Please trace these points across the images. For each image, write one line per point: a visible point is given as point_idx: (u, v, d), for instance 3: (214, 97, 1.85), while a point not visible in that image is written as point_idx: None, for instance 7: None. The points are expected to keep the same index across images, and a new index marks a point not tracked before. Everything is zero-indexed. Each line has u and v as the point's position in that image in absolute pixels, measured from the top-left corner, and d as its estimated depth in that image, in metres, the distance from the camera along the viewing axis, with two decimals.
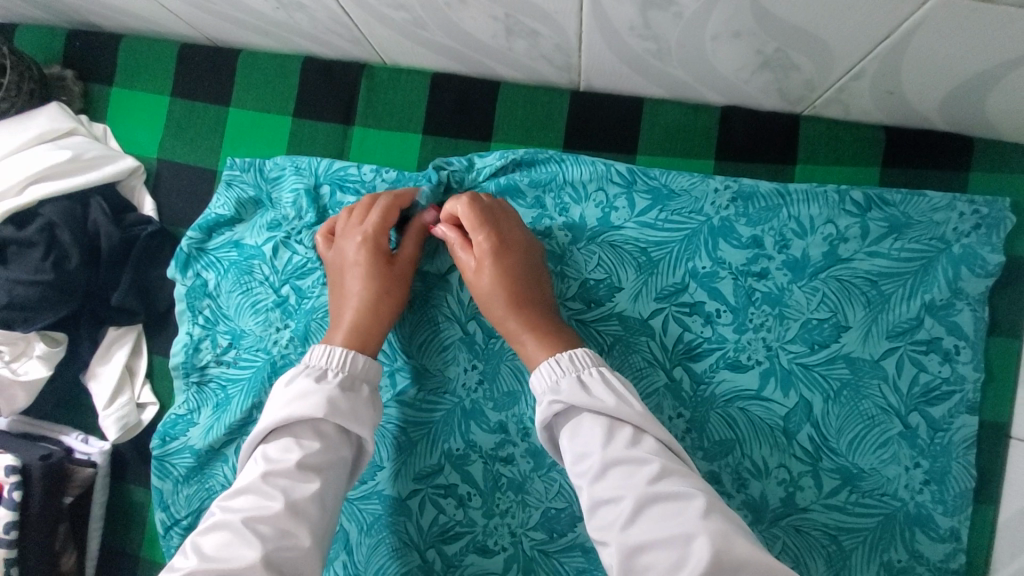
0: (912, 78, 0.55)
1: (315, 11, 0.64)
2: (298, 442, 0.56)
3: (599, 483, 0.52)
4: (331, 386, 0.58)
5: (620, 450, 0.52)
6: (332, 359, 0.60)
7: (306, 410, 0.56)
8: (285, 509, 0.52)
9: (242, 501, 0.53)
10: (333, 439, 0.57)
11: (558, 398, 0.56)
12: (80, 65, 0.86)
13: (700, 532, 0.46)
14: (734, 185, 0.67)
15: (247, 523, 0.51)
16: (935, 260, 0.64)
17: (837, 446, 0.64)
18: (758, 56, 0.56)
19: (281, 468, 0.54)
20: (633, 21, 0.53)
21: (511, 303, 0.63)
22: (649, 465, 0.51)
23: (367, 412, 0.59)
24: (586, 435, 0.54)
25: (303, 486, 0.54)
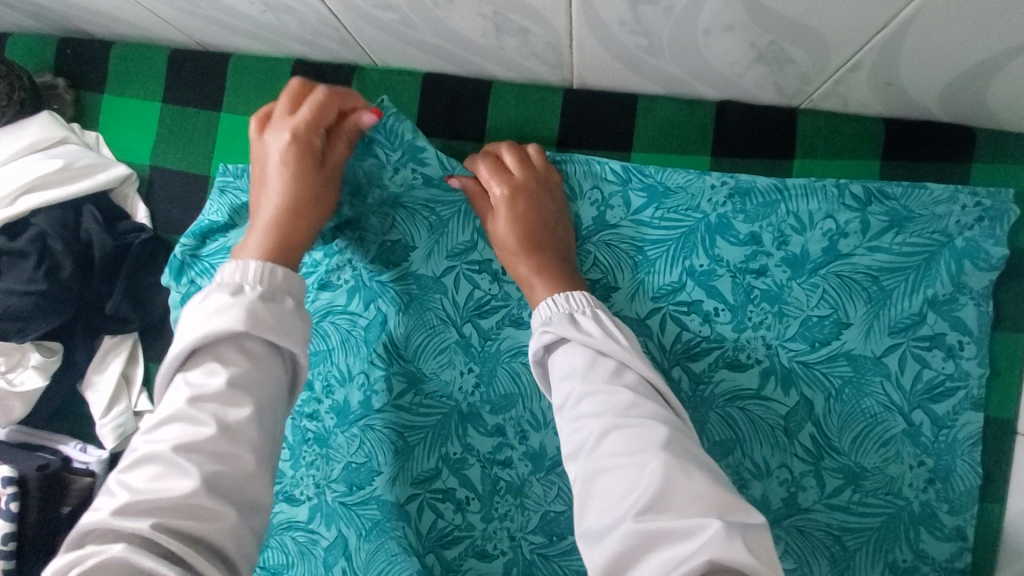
0: (911, 68, 0.53)
1: (303, 13, 0.64)
2: (222, 363, 0.50)
3: (575, 410, 0.54)
4: (252, 297, 0.52)
5: (596, 382, 0.54)
6: (249, 273, 0.54)
7: (227, 324, 0.50)
8: (218, 431, 0.47)
9: (169, 430, 0.48)
10: (263, 357, 0.52)
11: (548, 329, 0.58)
12: (72, 73, 0.86)
13: (655, 459, 0.48)
14: (731, 181, 0.66)
15: (179, 451, 0.46)
16: (937, 254, 0.62)
17: (839, 445, 0.63)
18: (753, 50, 0.55)
19: (208, 391, 0.49)
20: (623, 17, 0.52)
21: (522, 249, 0.64)
22: (620, 396, 0.53)
23: (296, 325, 0.54)
24: (570, 365, 0.56)
25: (235, 409, 0.49)
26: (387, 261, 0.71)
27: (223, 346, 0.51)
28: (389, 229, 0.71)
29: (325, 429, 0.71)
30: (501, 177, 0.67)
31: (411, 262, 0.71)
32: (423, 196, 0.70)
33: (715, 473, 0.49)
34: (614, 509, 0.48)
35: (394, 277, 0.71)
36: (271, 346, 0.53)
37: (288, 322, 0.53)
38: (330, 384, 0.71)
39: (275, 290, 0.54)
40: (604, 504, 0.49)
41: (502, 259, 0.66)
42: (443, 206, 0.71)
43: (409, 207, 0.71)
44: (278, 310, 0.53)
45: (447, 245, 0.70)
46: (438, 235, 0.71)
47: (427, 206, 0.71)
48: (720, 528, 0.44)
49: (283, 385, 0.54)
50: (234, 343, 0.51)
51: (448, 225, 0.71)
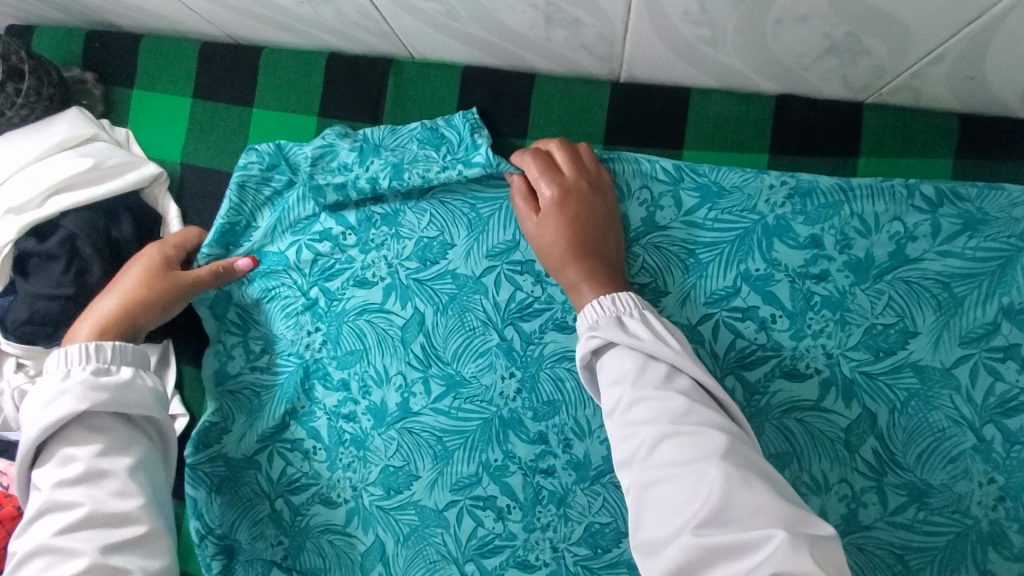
0: (999, 60, 0.50)
1: (341, 4, 0.61)
2: (77, 448, 0.55)
3: (624, 419, 0.51)
4: (85, 377, 0.56)
5: (647, 387, 0.51)
6: (71, 360, 0.58)
7: (68, 409, 0.54)
8: (93, 507, 0.52)
9: (42, 525, 0.52)
10: (114, 427, 0.57)
11: (595, 333, 0.55)
12: (100, 66, 0.84)
13: (715, 470, 0.45)
14: (791, 181, 0.63)
15: (61, 537, 0.51)
16: (1013, 260, 0.58)
17: (903, 460, 0.59)
18: (824, 41, 0.51)
19: (70, 477, 0.53)
20: (687, 6, 0.49)
21: (573, 255, 0.61)
22: (673, 402, 0.50)
23: (139, 390, 0.59)
24: (619, 370, 0.53)
25: (101, 480, 0.54)
26: (423, 258, 0.68)
27: (73, 429, 0.56)
28: (426, 226, 0.69)
29: (361, 430, 0.69)
30: (551, 178, 0.63)
31: (449, 260, 0.68)
32: (464, 192, 0.68)
33: (777, 484, 0.46)
34: (670, 521, 0.45)
35: (432, 276, 0.68)
36: (118, 416, 0.58)
37: (132, 388, 0.58)
38: (365, 385, 0.69)
39: (103, 366, 0.58)
40: (659, 515, 0.46)
41: (547, 264, 0.63)
42: (484, 204, 0.68)
43: (445, 202, 0.69)
44: (117, 382, 0.58)
45: (486, 244, 0.68)
46: (478, 234, 0.68)
47: (466, 200, 0.68)
48: (785, 540, 0.41)
49: (146, 445, 0.59)
50: (84, 423, 0.56)
51: (488, 224, 0.68)
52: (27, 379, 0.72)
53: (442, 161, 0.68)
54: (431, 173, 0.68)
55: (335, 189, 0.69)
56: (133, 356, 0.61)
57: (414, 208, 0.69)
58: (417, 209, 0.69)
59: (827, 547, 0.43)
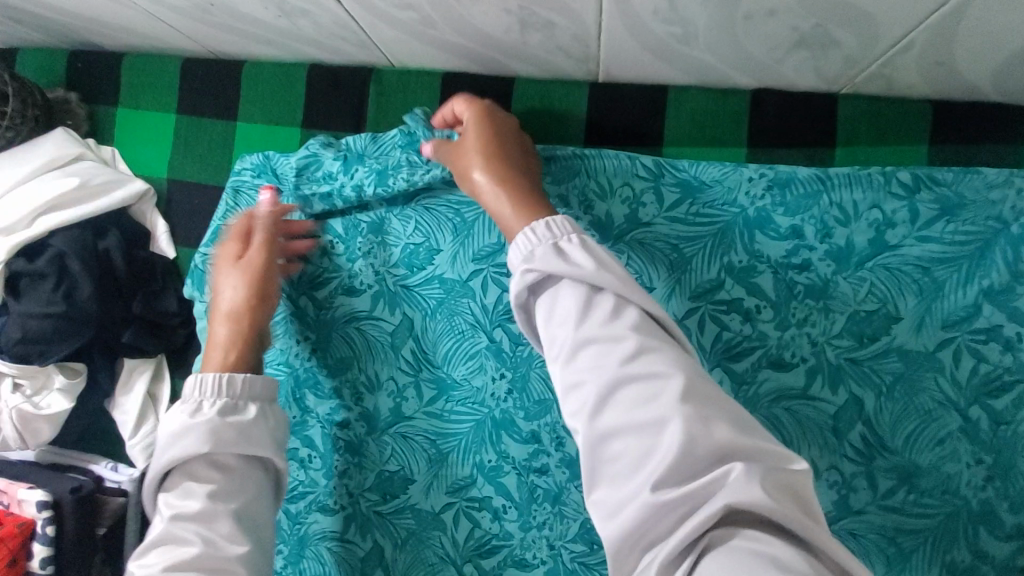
0: (966, 46, 0.50)
1: (318, 16, 0.61)
2: (196, 483, 0.57)
3: (572, 366, 0.49)
4: (213, 417, 0.58)
5: (593, 328, 0.49)
6: (206, 390, 0.60)
7: (193, 446, 0.56)
8: (204, 547, 0.54)
9: (156, 555, 0.54)
10: (234, 468, 0.58)
11: (532, 267, 0.52)
12: (84, 86, 0.85)
13: (673, 417, 0.44)
14: (770, 173, 0.63)
15: (166, 573, 0.52)
16: (991, 242, 0.59)
17: (891, 444, 0.60)
18: (794, 34, 0.52)
19: (186, 512, 0.55)
20: (657, 5, 0.50)
21: (478, 146, 0.62)
22: (623, 343, 0.48)
23: (261, 431, 0.60)
24: (563, 306, 0.51)
25: (213, 520, 0.55)
26: (410, 264, 0.69)
27: (197, 467, 0.58)
28: (411, 232, 0.69)
29: (356, 436, 0.70)
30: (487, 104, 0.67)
31: (437, 265, 0.68)
32: (448, 196, 0.68)
33: None
34: (630, 478, 0.45)
35: (419, 281, 0.69)
36: (244, 457, 0.59)
37: (254, 432, 0.59)
38: (359, 392, 0.70)
39: (235, 404, 0.60)
40: (618, 472, 0.46)
41: (448, 158, 0.65)
42: (469, 207, 0.68)
43: (428, 207, 0.69)
44: (242, 424, 0.59)
45: (472, 248, 0.67)
46: (464, 238, 0.68)
47: (453, 207, 0.68)
48: (742, 473, 0.42)
49: (261, 488, 0.60)
50: (206, 462, 0.58)
51: (473, 228, 0.67)
52: (25, 399, 0.73)
53: (425, 166, 0.68)
54: (415, 176, 0.68)
55: (321, 200, 0.71)
56: (260, 390, 0.61)
57: (399, 215, 0.70)
58: (401, 216, 0.70)
59: (787, 479, 0.43)
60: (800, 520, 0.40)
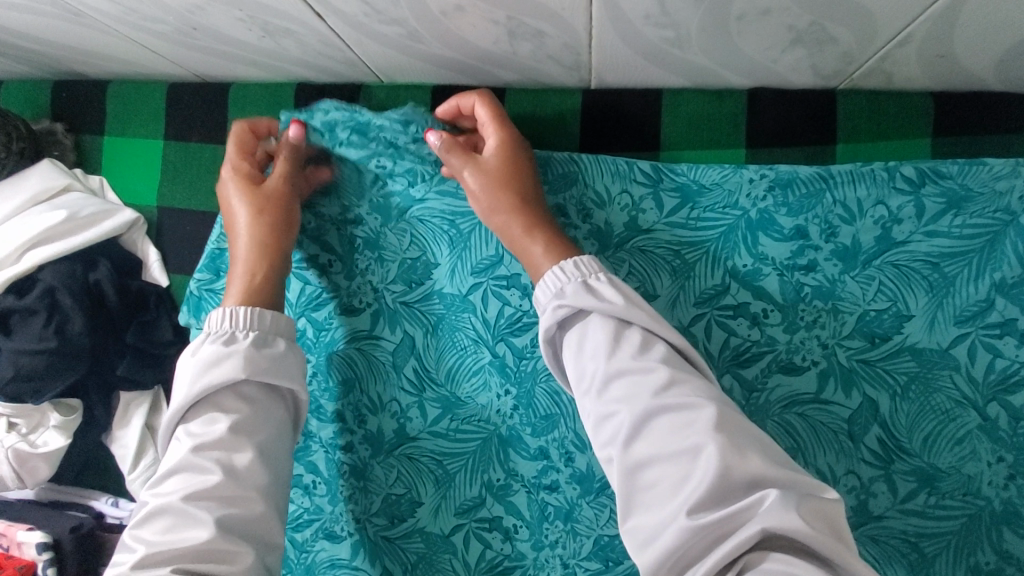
0: (967, 36, 0.49)
1: (303, 35, 0.60)
2: (223, 411, 0.55)
3: (603, 397, 0.49)
4: (245, 346, 0.57)
5: (624, 361, 0.49)
6: (237, 321, 0.58)
7: (227, 373, 0.55)
8: (226, 477, 0.53)
9: (176, 482, 0.53)
10: (259, 400, 0.57)
11: (563, 303, 0.52)
12: (69, 116, 0.84)
13: (709, 444, 0.43)
14: (771, 173, 0.62)
15: (187, 501, 0.51)
16: (1001, 235, 0.58)
17: (909, 446, 0.58)
18: (790, 32, 0.51)
19: (210, 440, 0.54)
20: (649, 10, 0.48)
21: (495, 182, 0.61)
22: (655, 374, 0.47)
23: (291, 365, 0.59)
24: (592, 340, 0.51)
25: (236, 451, 0.54)
26: (409, 280, 0.67)
27: (221, 396, 0.56)
28: (408, 246, 0.67)
29: (360, 460, 0.69)
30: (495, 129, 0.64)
31: (435, 281, 0.67)
32: (442, 208, 0.66)
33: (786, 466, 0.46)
34: (664, 504, 0.44)
35: (419, 298, 0.67)
36: (266, 389, 0.58)
37: (284, 363, 0.58)
38: (362, 414, 0.69)
39: (263, 334, 0.58)
40: (652, 499, 0.45)
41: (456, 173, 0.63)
42: (464, 219, 0.66)
43: (424, 221, 0.67)
44: (273, 354, 0.58)
45: (471, 261, 0.66)
46: (460, 251, 0.66)
47: (449, 220, 0.66)
48: (778, 498, 0.41)
49: (280, 421, 0.58)
50: (233, 392, 0.56)
51: (469, 241, 0.66)
52: (22, 437, 0.72)
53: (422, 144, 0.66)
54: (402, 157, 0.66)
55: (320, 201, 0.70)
56: (285, 326, 0.60)
57: (395, 230, 0.68)
58: (398, 230, 0.68)
59: (823, 508, 0.41)
60: (829, 544, 0.39)
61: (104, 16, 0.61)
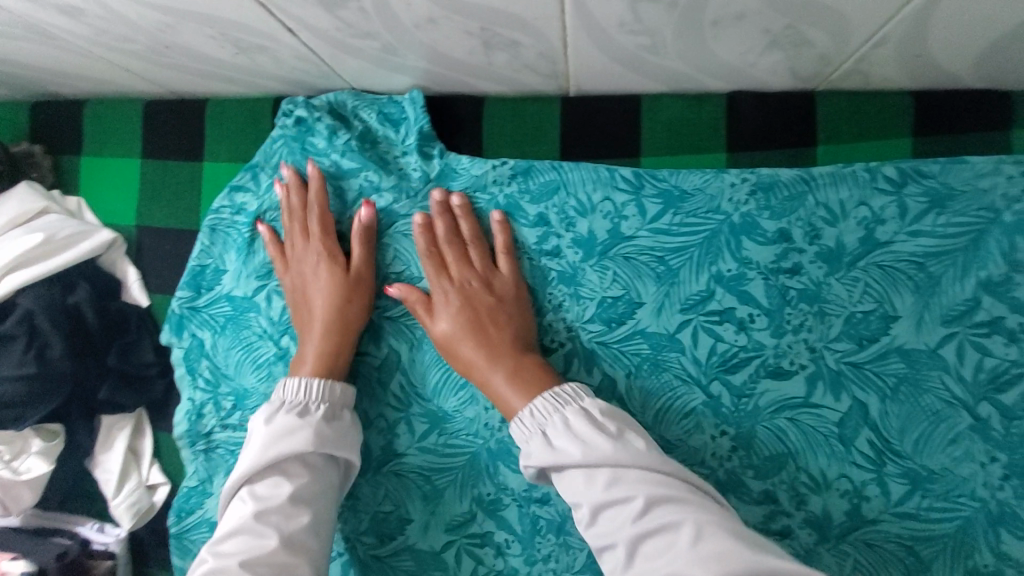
0: (942, 36, 0.49)
1: (278, 51, 0.60)
2: (288, 478, 0.56)
3: (595, 531, 0.50)
4: (317, 417, 0.59)
5: (597, 496, 0.50)
6: (310, 392, 0.60)
7: (301, 442, 0.56)
8: (281, 544, 0.53)
9: (233, 543, 0.53)
10: (319, 469, 0.58)
11: (529, 461, 0.54)
12: (48, 137, 0.83)
13: (690, 564, 0.44)
14: (752, 177, 0.62)
15: (242, 566, 0.51)
16: (986, 232, 0.58)
17: (901, 448, 0.58)
18: (765, 36, 0.50)
19: (273, 505, 0.54)
20: (622, 17, 0.48)
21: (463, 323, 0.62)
22: (631, 504, 0.48)
23: (352, 436, 0.61)
24: (572, 483, 0.52)
25: (294, 518, 0.55)
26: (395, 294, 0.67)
27: (288, 463, 0.57)
28: (392, 261, 0.67)
29: None
30: (479, 247, 0.65)
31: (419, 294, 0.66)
32: (425, 222, 0.66)
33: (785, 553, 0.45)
34: None
35: (404, 312, 0.67)
36: (328, 459, 0.59)
37: (347, 435, 0.60)
38: None
39: (333, 409, 0.60)
40: None
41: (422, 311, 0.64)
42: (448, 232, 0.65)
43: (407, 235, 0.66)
44: (338, 427, 0.60)
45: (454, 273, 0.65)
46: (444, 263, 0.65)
47: (431, 232, 0.66)
48: None
49: (331, 492, 0.59)
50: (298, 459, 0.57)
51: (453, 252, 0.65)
52: (4, 464, 0.72)
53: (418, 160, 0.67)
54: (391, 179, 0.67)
55: None
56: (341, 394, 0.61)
57: (379, 246, 0.68)
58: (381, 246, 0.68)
59: None
60: None
61: (76, 38, 0.60)
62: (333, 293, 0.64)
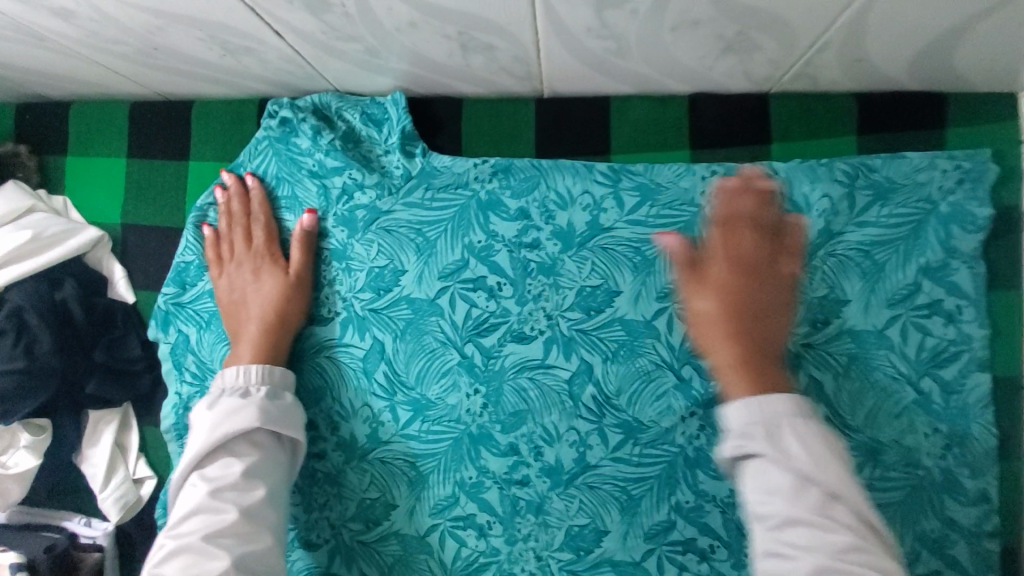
0: (877, 42, 0.54)
1: (264, 53, 0.63)
2: (238, 458, 0.60)
3: (780, 534, 0.50)
4: (260, 397, 0.62)
5: (804, 511, 0.49)
6: (252, 377, 0.64)
7: (245, 423, 0.60)
8: (241, 516, 0.57)
9: (194, 522, 0.57)
10: (267, 446, 0.62)
11: (743, 442, 0.52)
12: (33, 138, 0.84)
13: None
14: (720, 172, 0.67)
15: (208, 540, 0.56)
16: (925, 224, 0.63)
17: (853, 422, 0.62)
18: (719, 42, 0.55)
19: (227, 483, 0.58)
20: (589, 24, 0.52)
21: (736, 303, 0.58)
22: (838, 535, 0.47)
23: (298, 414, 0.64)
24: (767, 483, 0.51)
25: (249, 493, 0.59)
26: (377, 288, 0.69)
27: (236, 443, 0.61)
28: (375, 256, 0.69)
29: (334, 467, 0.70)
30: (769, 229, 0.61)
31: (403, 286, 0.68)
32: (408, 217, 0.69)
33: None
34: None
35: (387, 304, 0.69)
36: (273, 435, 0.63)
37: (292, 411, 0.64)
38: (334, 420, 0.70)
39: (275, 388, 0.64)
40: None
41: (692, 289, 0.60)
42: (430, 227, 0.68)
43: (389, 230, 0.69)
44: (283, 405, 0.63)
45: (437, 266, 0.68)
46: (427, 257, 0.68)
47: (414, 227, 0.69)
48: None
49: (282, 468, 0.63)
50: (245, 438, 0.61)
51: (436, 246, 0.68)
52: None
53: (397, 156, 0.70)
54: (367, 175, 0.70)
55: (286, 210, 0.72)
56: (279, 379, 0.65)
57: (361, 240, 0.69)
58: (364, 241, 0.69)
59: None
60: None
61: (65, 39, 0.62)
62: (267, 292, 0.68)
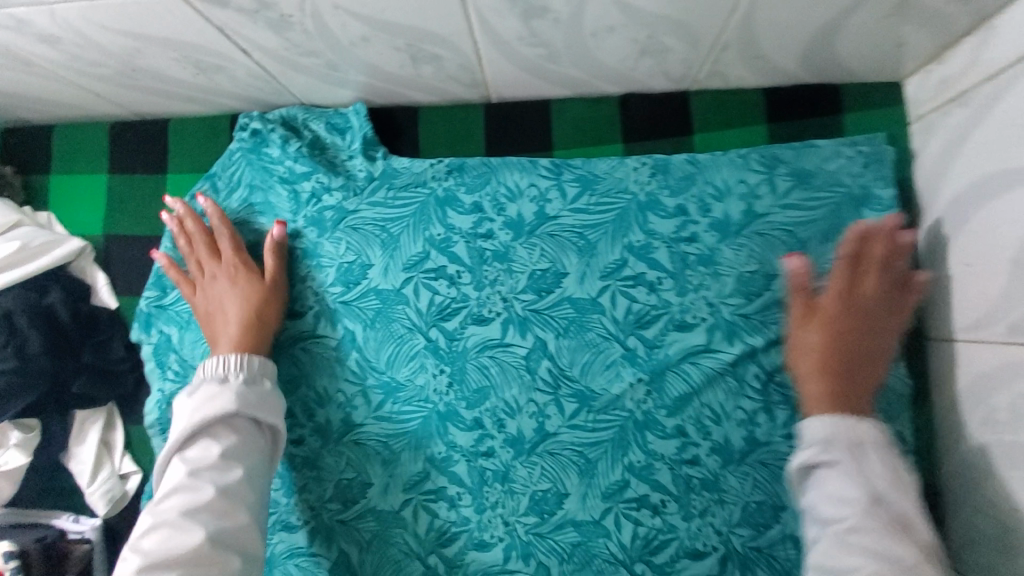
0: (769, 39, 0.63)
1: (234, 70, 0.69)
2: (217, 440, 0.63)
3: (842, 544, 0.54)
4: (238, 383, 0.66)
5: (857, 520, 0.54)
6: (230, 366, 0.67)
7: (224, 406, 0.64)
8: (218, 493, 0.61)
9: (172, 500, 0.60)
10: (245, 430, 0.65)
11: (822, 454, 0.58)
12: (19, 160, 0.89)
13: None
14: (651, 161, 0.74)
15: (185, 515, 0.59)
16: (841, 205, 0.71)
17: (783, 379, 0.69)
18: (635, 45, 0.63)
19: (206, 463, 0.62)
20: (519, 32, 0.60)
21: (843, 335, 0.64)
22: (902, 552, 0.52)
23: (274, 400, 0.68)
24: (842, 494, 0.56)
25: (227, 473, 0.62)
26: (346, 281, 0.75)
27: (216, 426, 0.64)
28: (343, 252, 0.75)
29: (312, 451, 0.75)
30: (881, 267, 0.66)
31: (370, 279, 0.74)
32: (372, 216, 0.75)
33: None
34: None
35: (356, 296, 0.74)
36: (252, 420, 0.67)
37: (269, 397, 0.67)
38: (310, 408, 0.75)
39: (254, 376, 0.68)
40: None
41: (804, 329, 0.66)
42: (392, 223, 0.75)
43: (355, 228, 0.75)
44: (261, 392, 0.67)
45: (401, 258, 0.74)
46: (392, 251, 0.74)
47: (377, 224, 0.75)
48: None
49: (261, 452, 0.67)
50: (226, 422, 0.65)
51: (399, 240, 0.74)
52: None
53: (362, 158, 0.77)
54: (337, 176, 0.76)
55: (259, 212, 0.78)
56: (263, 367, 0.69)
57: (330, 238, 0.75)
58: (333, 239, 0.75)
59: None
60: None
61: (51, 64, 0.68)
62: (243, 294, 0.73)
